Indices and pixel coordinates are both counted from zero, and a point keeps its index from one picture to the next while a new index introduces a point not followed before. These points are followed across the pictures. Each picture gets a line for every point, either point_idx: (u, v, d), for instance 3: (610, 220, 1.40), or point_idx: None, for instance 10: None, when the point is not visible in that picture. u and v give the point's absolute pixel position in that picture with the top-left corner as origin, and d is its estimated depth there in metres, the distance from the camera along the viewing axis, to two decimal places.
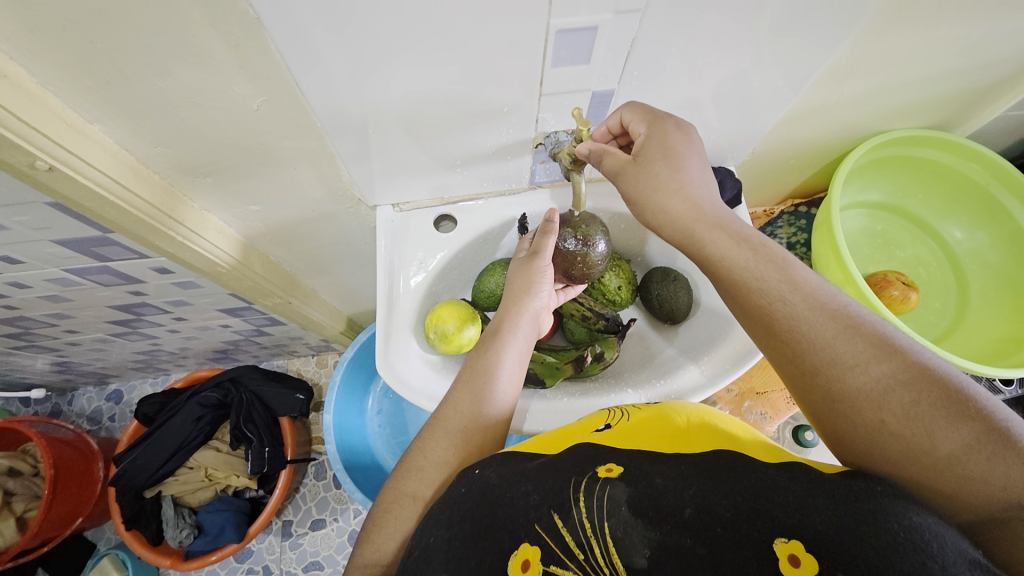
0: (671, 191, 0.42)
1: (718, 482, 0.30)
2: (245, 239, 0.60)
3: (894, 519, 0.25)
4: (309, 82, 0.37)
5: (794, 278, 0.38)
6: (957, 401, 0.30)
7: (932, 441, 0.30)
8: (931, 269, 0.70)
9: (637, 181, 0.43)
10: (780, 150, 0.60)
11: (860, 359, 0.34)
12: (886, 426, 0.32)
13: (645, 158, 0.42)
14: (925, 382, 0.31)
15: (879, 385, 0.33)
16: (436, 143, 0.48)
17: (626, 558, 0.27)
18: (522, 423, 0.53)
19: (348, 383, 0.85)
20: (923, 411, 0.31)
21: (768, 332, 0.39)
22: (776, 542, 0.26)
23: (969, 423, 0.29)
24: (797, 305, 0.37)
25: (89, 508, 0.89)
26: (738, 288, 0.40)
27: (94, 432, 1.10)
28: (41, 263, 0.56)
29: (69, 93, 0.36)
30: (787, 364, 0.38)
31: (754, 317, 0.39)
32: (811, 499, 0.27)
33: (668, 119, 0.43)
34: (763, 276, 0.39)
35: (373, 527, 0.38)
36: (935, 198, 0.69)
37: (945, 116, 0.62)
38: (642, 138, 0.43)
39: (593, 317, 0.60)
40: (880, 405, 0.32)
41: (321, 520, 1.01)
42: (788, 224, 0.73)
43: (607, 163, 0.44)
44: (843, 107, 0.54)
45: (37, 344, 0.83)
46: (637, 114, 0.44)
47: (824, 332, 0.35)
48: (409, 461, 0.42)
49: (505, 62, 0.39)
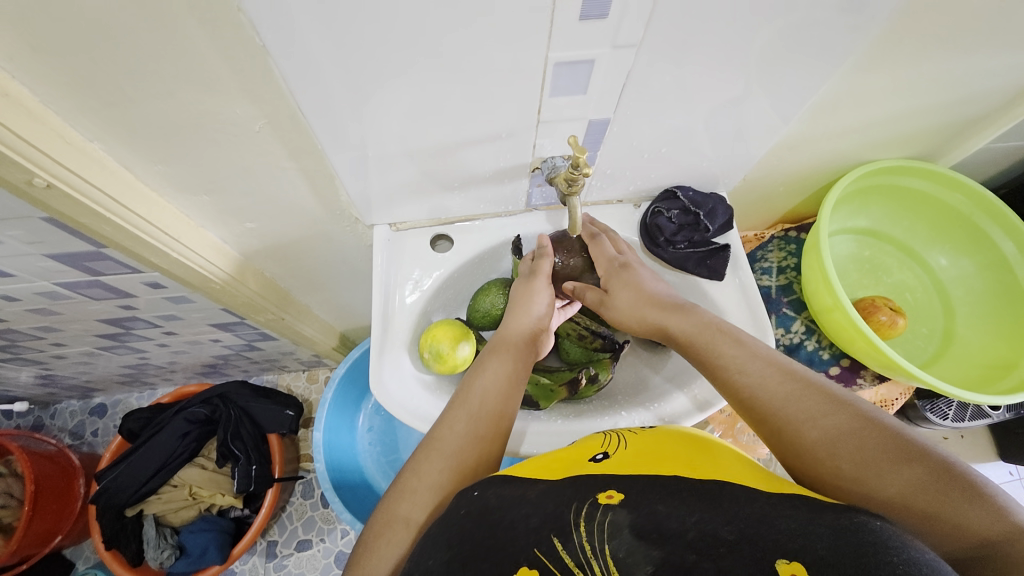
0: (637, 301, 0.51)
1: (718, 509, 0.30)
2: (241, 256, 0.60)
3: (894, 552, 0.25)
4: (311, 106, 0.38)
5: (747, 349, 0.42)
6: (899, 446, 0.33)
7: (882, 484, 0.32)
8: (918, 295, 0.71)
9: (614, 309, 0.52)
10: (770, 177, 0.62)
11: (811, 414, 0.37)
12: (842, 474, 0.34)
13: (613, 289, 0.53)
14: (870, 430, 0.34)
15: (831, 436, 0.35)
16: (434, 166, 0.49)
17: (624, 569, 0.27)
18: (519, 445, 0.53)
19: (339, 400, 0.84)
20: (873, 458, 0.33)
21: (731, 395, 0.42)
22: (778, 562, 0.26)
23: (911, 466, 0.32)
24: (753, 370, 0.41)
25: (69, 525, 0.86)
26: (703, 359, 0.44)
27: (75, 447, 1.07)
28: (32, 277, 0.56)
29: (70, 112, 0.36)
30: (751, 422, 0.40)
31: (717, 383, 0.43)
32: (811, 526, 0.28)
33: (620, 261, 0.54)
34: (722, 347, 0.43)
35: (364, 551, 0.38)
36: (920, 225, 0.71)
37: (929, 147, 0.64)
38: (605, 269, 0.54)
39: (589, 335, 0.59)
40: (834, 454, 0.34)
41: (307, 541, 0.98)
42: (778, 248, 0.74)
43: (589, 297, 0.55)
44: (830, 138, 0.56)
45: (22, 356, 0.82)
46: (601, 244, 0.55)
47: (778, 392, 0.39)
48: (403, 482, 0.41)
49: (505, 91, 0.40)
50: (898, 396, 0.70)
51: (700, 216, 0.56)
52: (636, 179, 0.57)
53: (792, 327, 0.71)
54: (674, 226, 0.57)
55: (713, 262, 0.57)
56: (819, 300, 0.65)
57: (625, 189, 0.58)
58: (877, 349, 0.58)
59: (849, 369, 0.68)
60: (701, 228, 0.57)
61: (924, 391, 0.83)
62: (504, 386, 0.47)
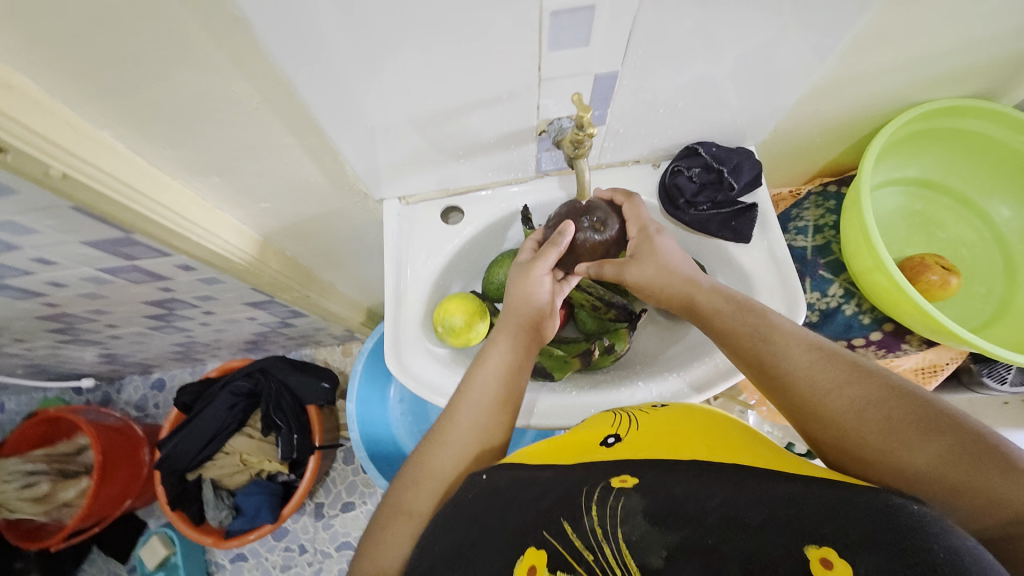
0: (651, 263, 0.49)
1: (744, 491, 0.29)
2: (262, 237, 0.62)
3: (933, 539, 0.23)
4: (302, 77, 0.37)
5: (772, 322, 0.41)
6: (928, 417, 0.31)
7: (910, 454, 0.31)
8: (976, 251, 0.64)
9: (642, 272, 0.49)
10: (804, 127, 0.56)
11: (835, 383, 0.35)
12: (867, 444, 0.32)
13: (640, 256, 0.50)
14: (897, 400, 0.33)
15: (856, 405, 0.34)
16: (437, 135, 0.47)
17: (641, 560, 0.27)
18: (529, 417, 0.53)
19: (370, 372, 0.87)
20: (898, 428, 0.32)
21: (751, 367, 0.40)
22: (808, 547, 0.24)
23: (941, 436, 0.30)
24: (773, 341, 0.39)
25: (137, 489, 0.96)
26: (725, 333, 0.43)
27: (140, 419, 1.18)
28: (75, 264, 0.60)
29: (79, 102, 0.37)
30: (772, 394, 0.39)
31: (740, 358, 0.41)
32: (844, 509, 0.26)
33: (654, 226, 0.51)
34: (742, 319, 0.42)
35: (370, 541, 0.38)
36: (982, 173, 0.63)
37: (995, 82, 0.56)
38: (638, 235, 0.51)
39: (603, 307, 0.57)
40: (858, 424, 0.33)
41: (351, 503, 1.05)
42: (816, 205, 0.68)
43: (607, 270, 0.50)
44: (872, 79, 0.49)
45: (82, 338, 0.89)
46: (636, 205, 0.52)
47: (801, 364, 0.37)
48: (406, 474, 0.41)
49: (503, 46, 0.38)
50: (949, 361, 0.66)
51: (724, 173, 0.52)
52: (653, 139, 0.53)
53: (829, 291, 0.66)
54: (695, 186, 0.53)
55: (739, 224, 0.54)
56: (859, 262, 0.60)
57: (642, 148, 0.55)
58: (923, 312, 0.53)
59: (894, 335, 0.64)
60: (725, 186, 0.53)
61: (984, 354, 0.76)
62: (507, 376, 0.46)
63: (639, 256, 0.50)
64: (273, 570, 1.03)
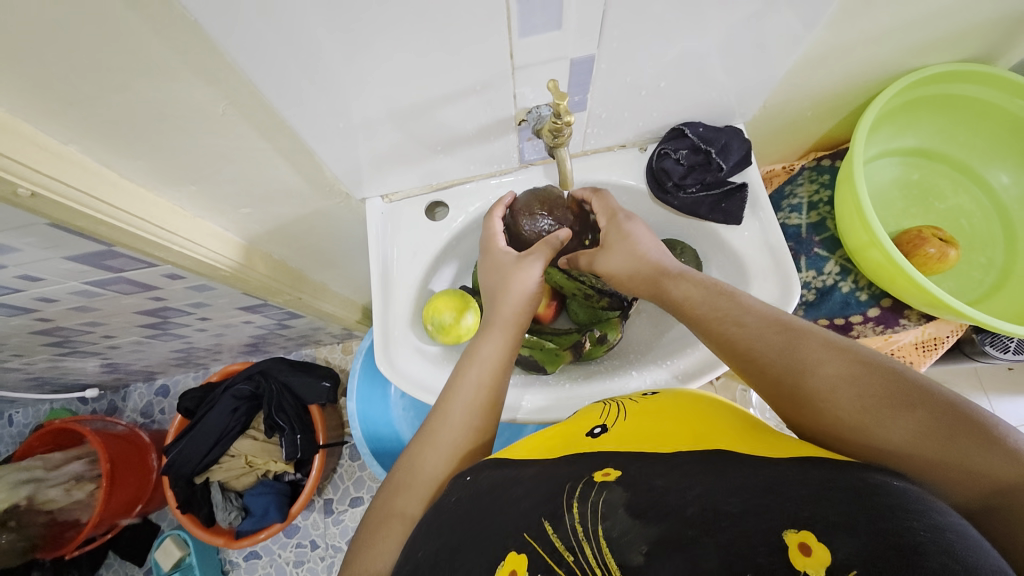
0: (619, 252, 0.48)
1: (725, 480, 0.28)
2: (247, 242, 0.61)
3: (915, 517, 0.23)
4: (264, 79, 0.36)
5: (743, 304, 0.40)
6: (901, 391, 0.30)
7: (886, 431, 0.30)
8: (975, 220, 0.63)
9: (609, 261, 0.49)
10: (795, 101, 0.54)
11: (807, 363, 0.34)
12: (843, 423, 0.32)
13: (608, 245, 0.50)
14: (870, 376, 0.32)
15: (829, 384, 0.33)
16: (413, 129, 0.46)
17: (620, 557, 0.26)
18: (513, 415, 0.52)
19: (369, 370, 0.87)
20: (872, 405, 0.31)
21: (724, 352, 0.39)
22: (787, 532, 0.24)
23: (915, 410, 0.29)
24: (745, 324, 0.38)
25: (147, 495, 0.97)
26: (698, 318, 0.41)
27: (147, 425, 1.19)
28: (61, 278, 0.59)
29: (39, 119, 0.36)
30: (749, 377, 0.38)
31: (715, 343, 0.40)
32: (826, 491, 0.26)
33: (622, 214, 0.50)
34: (714, 303, 0.41)
35: (360, 548, 0.38)
36: (979, 139, 0.61)
37: (990, 44, 0.53)
38: (607, 225, 0.50)
39: (596, 294, 0.57)
40: (832, 404, 0.32)
41: (360, 497, 1.06)
42: (810, 180, 0.67)
43: (582, 261, 0.52)
44: (862, 47, 0.47)
45: (80, 350, 0.89)
46: (604, 197, 0.52)
47: (773, 346, 0.36)
48: (397, 478, 0.41)
49: (472, 35, 0.36)
50: (949, 334, 0.64)
51: (711, 154, 0.51)
52: (638, 122, 0.52)
53: (825, 269, 0.65)
54: (683, 168, 0.52)
55: (729, 205, 0.52)
56: (853, 239, 0.59)
57: (628, 132, 0.53)
58: (919, 286, 0.52)
59: (891, 311, 0.63)
60: (713, 167, 0.52)
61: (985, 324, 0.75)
62: (493, 375, 0.45)
63: (605, 247, 0.50)
64: (287, 566, 1.05)
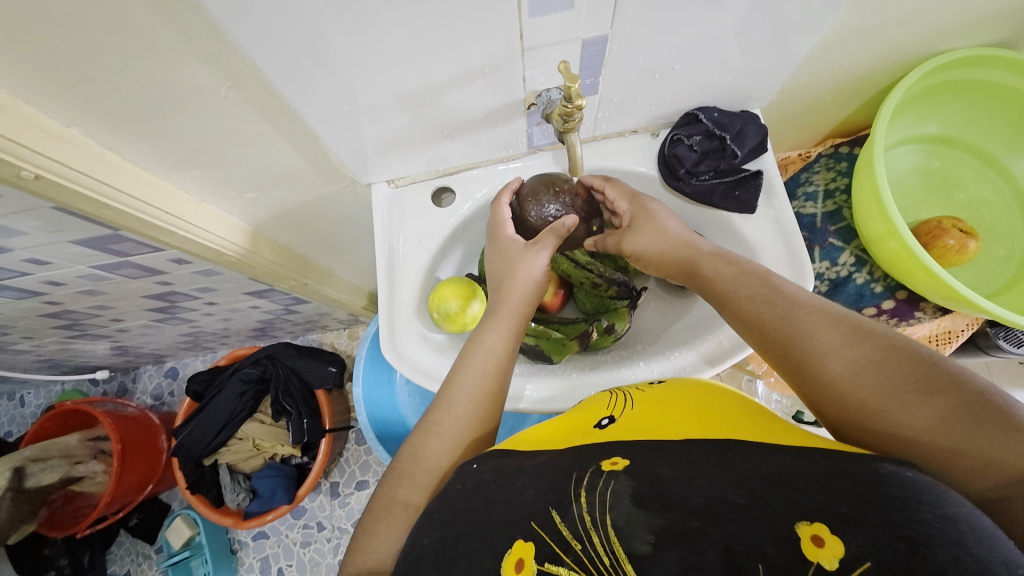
0: (649, 229, 0.48)
1: (731, 471, 0.28)
2: (253, 227, 0.60)
3: (927, 509, 0.23)
4: (265, 60, 0.35)
5: (771, 285, 0.39)
6: (928, 377, 0.30)
7: (908, 415, 0.29)
8: (996, 211, 0.61)
9: (638, 240, 0.48)
10: (814, 86, 0.52)
11: (834, 345, 0.33)
12: (865, 406, 0.31)
13: (636, 224, 0.49)
14: (897, 361, 0.31)
15: (854, 367, 0.32)
16: (419, 113, 0.45)
17: (627, 543, 0.25)
18: (517, 402, 0.52)
19: (374, 356, 0.87)
20: (897, 390, 0.30)
21: (748, 331, 0.39)
22: (799, 525, 0.23)
23: (942, 396, 0.29)
24: (772, 304, 0.38)
25: (157, 475, 0.99)
26: (723, 297, 0.41)
27: (157, 407, 1.21)
28: (68, 262, 0.59)
29: (40, 101, 0.35)
30: (771, 358, 0.38)
31: (738, 323, 0.40)
32: (834, 482, 0.25)
33: (645, 195, 0.50)
34: (741, 283, 0.40)
35: (363, 535, 0.38)
36: (1004, 127, 0.59)
37: (1022, 26, 0.51)
38: (631, 206, 0.50)
39: (604, 283, 0.56)
40: (856, 387, 0.32)
41: (365, 481, 1.08)
42: (826, 168, 0.65)
43: (610, 243, 0.51)
44: (887, 29, 0.45)
45: (90, 332, 0.90)
46: (616, 184, 0.52)
47: (800, 327, 0.35)
48: (400, 467, 0.41)
49: (480, 15, 0.35)
50: (964, 329, 0.63)
51: (726, 140, 0.50)
52: (651, 106, 0.50)
53: (840, 260, 0.64)
54: (696, 155, 0.51)
55: (744, 193, 0.51)
56: (871, 229, 0.57)
57: (640, 117, 0.52)
58: (937, 278, 0.50)
59: (906, 303, 0.61)
60: (727, 154, 0.50)
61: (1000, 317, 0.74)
62: (498, 363, 0.45)
63: (633, 225, 0.49)
64: (294, 546, 1.07)
